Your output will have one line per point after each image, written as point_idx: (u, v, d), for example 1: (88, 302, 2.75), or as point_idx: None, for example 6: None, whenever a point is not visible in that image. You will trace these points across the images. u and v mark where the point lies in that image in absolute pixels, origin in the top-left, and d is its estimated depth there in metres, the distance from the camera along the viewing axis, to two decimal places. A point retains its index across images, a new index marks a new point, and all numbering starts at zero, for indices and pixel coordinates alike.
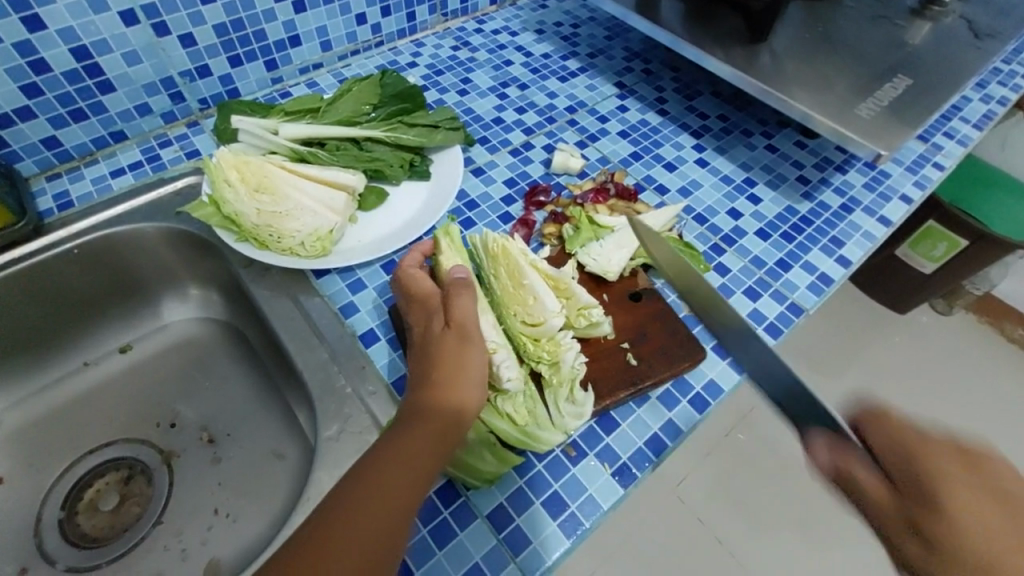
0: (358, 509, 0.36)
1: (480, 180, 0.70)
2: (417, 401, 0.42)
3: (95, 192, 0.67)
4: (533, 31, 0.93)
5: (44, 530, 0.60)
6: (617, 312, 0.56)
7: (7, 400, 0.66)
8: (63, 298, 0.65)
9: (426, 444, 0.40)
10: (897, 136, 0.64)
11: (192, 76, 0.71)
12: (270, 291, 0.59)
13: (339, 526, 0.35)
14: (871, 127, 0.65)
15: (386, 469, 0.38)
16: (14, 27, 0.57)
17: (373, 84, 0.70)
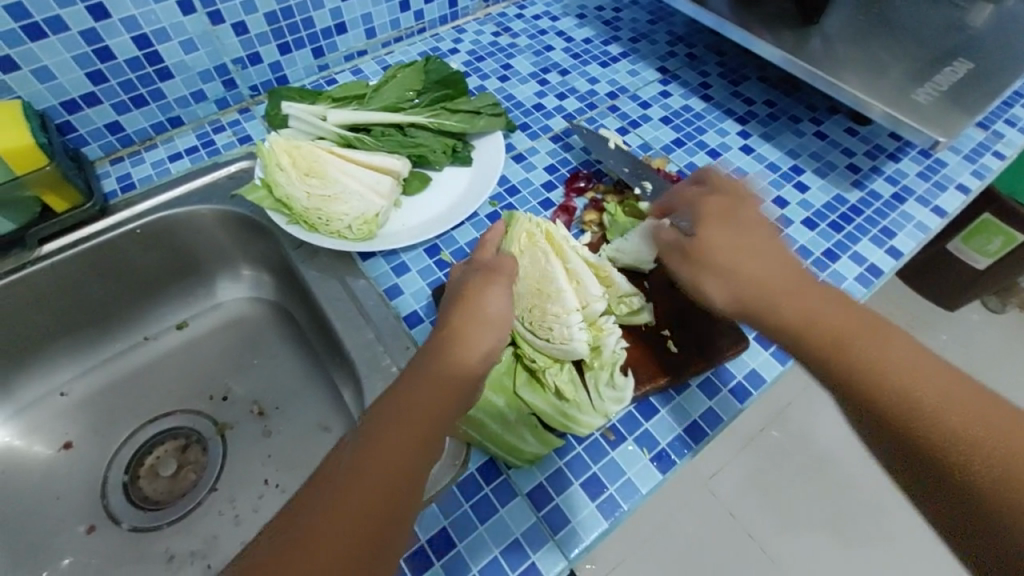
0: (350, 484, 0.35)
1: (521, 166, 0.70)
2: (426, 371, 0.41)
3: (155, 175, 0.70)
4: (574, 15, 0.92)
5: (110, 492, 0.65)
6: (659, 298, 0.56)
7: (76, 369, 0.71)
8: (126, 275, 0.69)
9: (429, 420, 0.38)
10: (956, 122, 0.61)
11: (243, 64, 0.74)
12: (319, 272, 0.61)
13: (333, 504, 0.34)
14: (929, 112, 0.62)
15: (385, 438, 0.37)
16: (82, 17, 0.60)
17: (417, 71, 0.71)
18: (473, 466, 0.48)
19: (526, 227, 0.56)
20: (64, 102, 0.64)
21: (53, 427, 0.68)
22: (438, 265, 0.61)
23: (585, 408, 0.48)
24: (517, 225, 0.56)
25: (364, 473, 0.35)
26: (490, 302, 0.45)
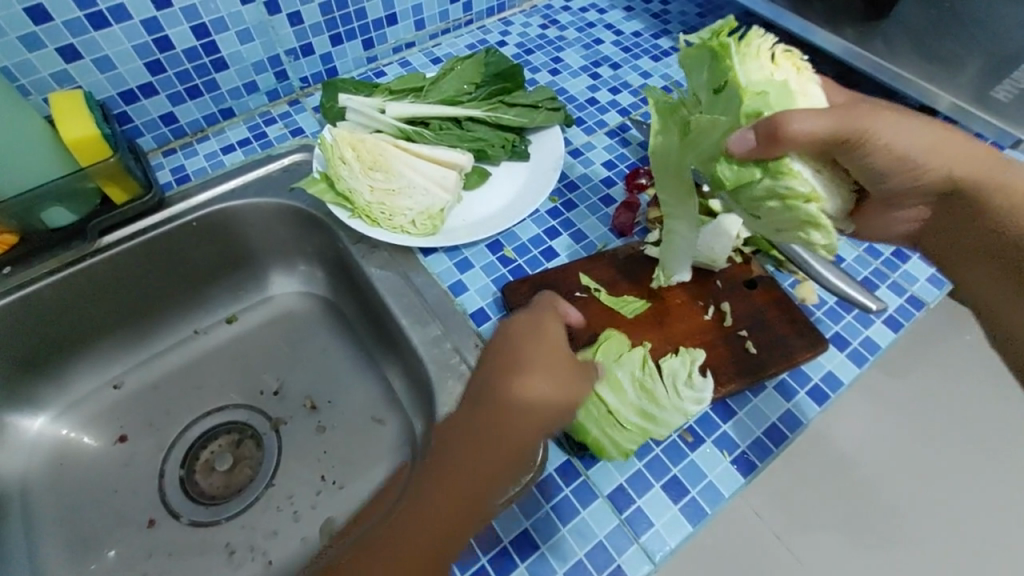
0: (428, 499, 0.41)
1: (578, 162, 0.69)
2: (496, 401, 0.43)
3: (209, 167, 0.69)
4: (622, 8, 0.91)
5: (168, 486, 0.64)
6: (732, 300, 0.54)
7: (129, 362, 0.71)
8: (180, 267, 0.68)
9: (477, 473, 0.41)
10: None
11: (296, 55, 0.73)
12: (380, 267, 0.60)
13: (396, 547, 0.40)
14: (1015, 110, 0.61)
15: (449, 491, 0.41)
16: (144, 5, 0.59)
17: (477, 62, 0.69)
18: (551, 466, 0.47)
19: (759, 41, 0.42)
20: (122, 92, 0.63)
21: (107, 420, 0.68)
22: (501, 261, 0.60)
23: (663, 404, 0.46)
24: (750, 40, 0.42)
25: (426, 509, 0.40)
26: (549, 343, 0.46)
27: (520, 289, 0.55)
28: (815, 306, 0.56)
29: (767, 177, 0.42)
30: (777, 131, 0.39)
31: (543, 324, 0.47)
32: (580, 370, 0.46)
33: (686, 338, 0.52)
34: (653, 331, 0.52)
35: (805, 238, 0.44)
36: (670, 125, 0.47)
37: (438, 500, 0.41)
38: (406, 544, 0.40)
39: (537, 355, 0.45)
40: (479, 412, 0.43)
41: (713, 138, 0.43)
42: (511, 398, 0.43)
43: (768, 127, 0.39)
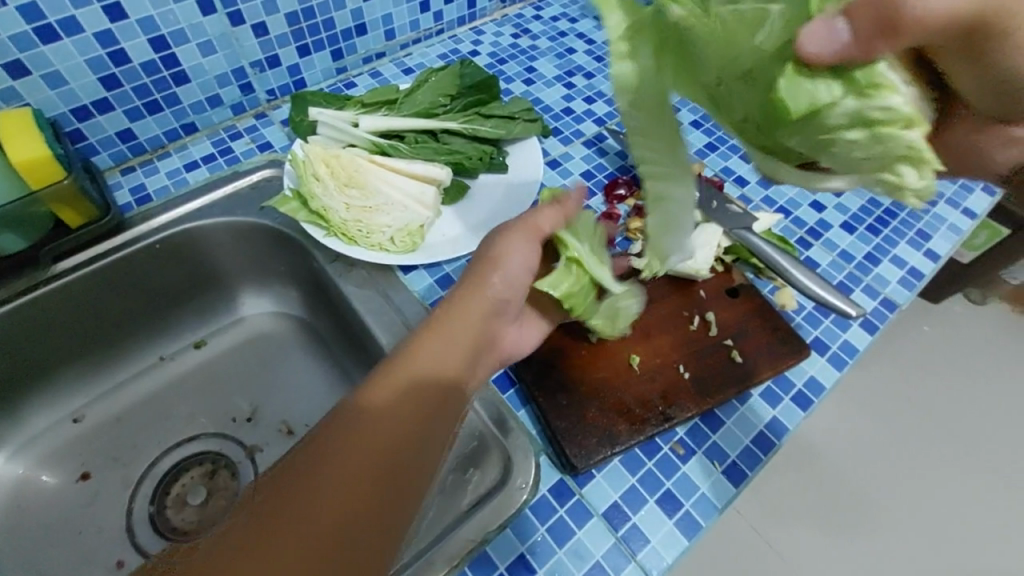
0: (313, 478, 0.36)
1: (556, 173, 0.69)
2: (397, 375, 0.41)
3: (172, 185, 0.66)
4: (592, 17, 0.91)
5: (135, 525, 0.60)
6: (716, 309, 0.54)
7: (90, 394, 0.67)
8: (143, 291, 0.65)
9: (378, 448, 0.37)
10: None
11: (262, 67, 0.70)
12: (359, 286, 0.58)
13: (269, 536, 0.33)
14: None
15: (339, 468, 0.36)
16: (97, 17, 0.55)
17: (451, 72, 0.68)
18: (544, 487, 0.46)
19: None
20: (74, 109, 0.60)
21: (67, 457, 0.64)
22: None
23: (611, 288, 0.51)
24: None
25: (308, 492, 0.35)
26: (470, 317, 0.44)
27: None
28: (794, 312, 0.57)
29: (849, 94, 0.26)
30: (892, 13, 0.23)
31: (469, 295, 0.46)
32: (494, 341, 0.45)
33: (672, 349, 0.52)
34: (640, 343, 0.52)
35: (895, 181, 0.30)
36: (642, 46, 0.31)
37: (355, 461, 0.36)
38: (279, 531, 0.33)
39: (456, 330, 0.44)
40: (379, 388, 0.40)
41: (756, 39, 0.27)
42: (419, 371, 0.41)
43: (877, 4, 0.23)
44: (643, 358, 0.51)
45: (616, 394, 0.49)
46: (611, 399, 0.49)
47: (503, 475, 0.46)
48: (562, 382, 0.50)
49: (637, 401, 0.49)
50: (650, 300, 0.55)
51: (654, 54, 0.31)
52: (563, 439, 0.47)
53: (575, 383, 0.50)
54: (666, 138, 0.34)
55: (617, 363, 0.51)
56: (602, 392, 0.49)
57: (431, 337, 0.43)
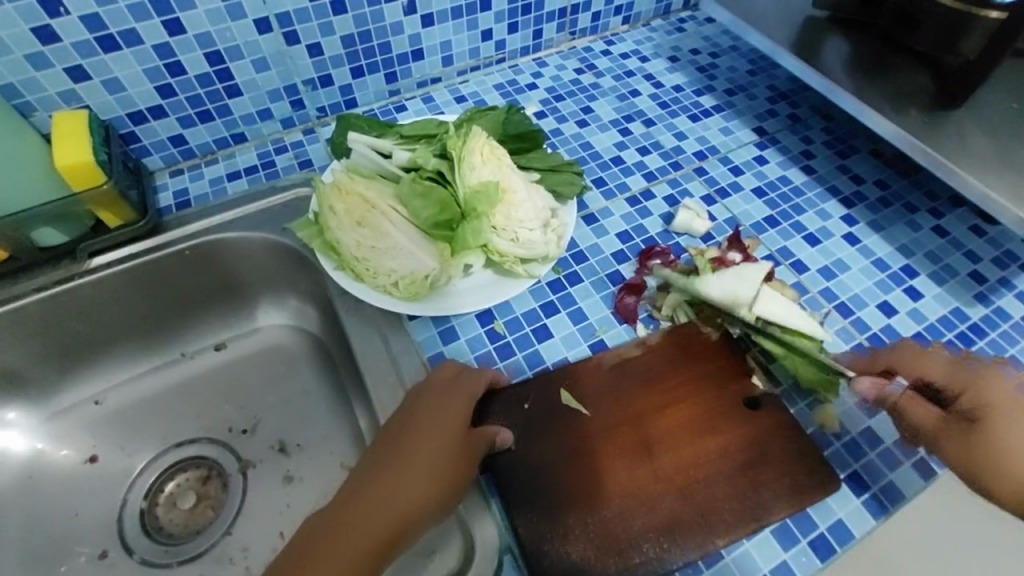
0: None
1: (591, 230, 0.64)
2: (163, 547, 0.61)
3: (211, 193, 0.67)
4: (666, 58, 0.85)
5: (127, 517, 0.62)
6: (730, 424, 0.48)
7: (111, 379, 0.69)
8: (171, 291, 0.66)
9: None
10: None
11: (314, 85, 0.71)
12: (362, 326, 0.57)
13: None
14: None
15: None
16: (157, 31, 0.58)
17: (500, 162, 0.57)
18: None
19: (481, 140, 0.58)
20: (130, 113, 0.63)
21: (82, 438, 0.67)
22: (489, 336, 0.56)
23: (510, 268, 0.56)
24: (477, 140, 0.58)
25: None
26: (208, 498, 0.64)
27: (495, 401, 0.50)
28: (833, 436, 0.50)
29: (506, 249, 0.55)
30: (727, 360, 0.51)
31: (197, 461, 0.66)
32: (256, 513, 0.62)
33: (677, 473, 0.46)
34: (639, 460, 0.47)
35: (529, 270, 0.57)
36: (426, 201, 0.56)
37: None
38: None
39: (168, 508, 0.64)
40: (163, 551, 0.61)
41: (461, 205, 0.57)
42: (191, 518, 0.63)
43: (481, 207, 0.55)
44: (641, 479, 0.46)
45: (607, 522, 0.44)
46: (601, 530, 0.44)
47: (463, 566, 0.44)
48: (546, 499, 0.45)
49: (631, 535, 0.43)
50: (657, 406, 0.49)
51: (465, 202, 0.56)
52: (541, 564, 0.42)
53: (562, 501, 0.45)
54: (441, 240, 0.56)
55: (607, 484, 0.46)
56: (590, 518, 0.44)
57: (164, 529, 0.63)
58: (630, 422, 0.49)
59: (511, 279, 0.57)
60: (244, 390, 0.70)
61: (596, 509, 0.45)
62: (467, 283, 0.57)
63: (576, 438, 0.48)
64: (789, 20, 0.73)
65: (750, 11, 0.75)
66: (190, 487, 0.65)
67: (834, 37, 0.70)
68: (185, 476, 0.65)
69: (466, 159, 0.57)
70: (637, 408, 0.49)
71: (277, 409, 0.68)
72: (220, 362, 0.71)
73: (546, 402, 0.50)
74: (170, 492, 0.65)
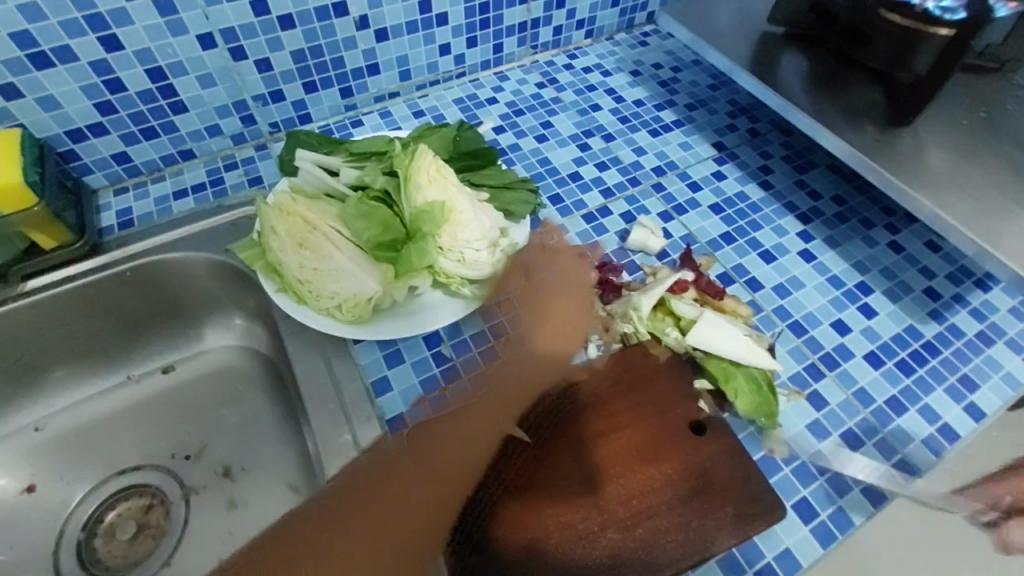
0: None
1: (546, 248, 0.63)
2: None
3: (156, 212, 0.66)
4: (629, 72, 0.84)
5: (63, 550, 0.60)
6: (674, 452, 0.47)
7: (50, 405, 0.66)
8: (112, 313, 0.64)
9: None
10: (1015, 233, 0.53)
11: (265, 100, 0.69)
12: (306, 350, 0.55)
13: None
14: (1017, 240, 0.53)
15: None
16: (92, 47, 0.56)
17: (446, 180, 0.56)
18: None
19: (428, 158, 0.57)
20: (68, 131, 0.61)
21: (17, 467, 0.64)
22: (436, 359, 0.54)
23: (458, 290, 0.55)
24: (424, 159, 0.57)
25: None
26: (150, 529, 0.62)
27: None
28: (783, 461, 0.49)
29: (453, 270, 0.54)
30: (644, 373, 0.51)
31: (140, 490, 0.64)
32: (198, 544, 0.60)
33: (620, 505, 0.45)
34: (582, 494, 0.45)
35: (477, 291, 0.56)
36: (371, 221, 0.55)
37: None
38: None
39: (107, 540, 0.61)
40: None
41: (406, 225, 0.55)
42: (131, 551, 0.61)
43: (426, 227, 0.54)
44: (586, 516, 0.44)
45: (552, 565, 0.42)
46: (540, 568, 0.42)
47: None
48: (485, 544, 0.43)
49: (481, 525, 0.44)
50: (599, 435, 0.48)
51: (410, 223, 0.55)
52: None
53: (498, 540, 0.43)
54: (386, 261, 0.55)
55: (549, 526, 0.44)
56: (533, 566, 0.42)
57: (102, 563, 0.60)
58: (572, 456, 0.47)
59: (460, 300, 0.56)
60: (191, 414, 0.67)
61: (540, 552, 0.43)
62: (413, 305, 0.56)
63: (515, 476, 0.46)
64: (746, 36, 0.73)
65: (707, 28, 0.74)
66: (132, 518, 0.62)
67: (790, 53, 0.70)
68: (127, 505, 0.63)
69: (412, 178, 0.56)
70: (579, 439, 0.48)
71: (225, 433, 0.66)
72: (167, 386, 0.69)
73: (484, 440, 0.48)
74: (110, 523, 0.62)
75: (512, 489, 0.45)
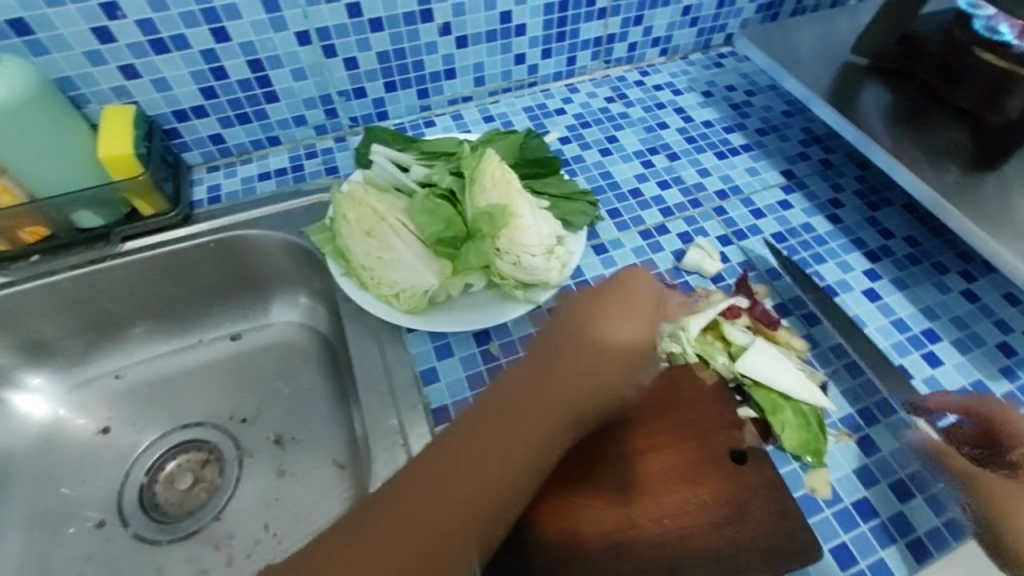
0: None
1: (599, 260, 0.63)
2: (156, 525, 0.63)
3: (242, 191, 0.71)
4: (700, 92, 0.84)
5: (128, 490, 0.65)
6: (710, 476, 0.47)
7: (132, 356, 0.73)
8: (193, 280, 0.70)
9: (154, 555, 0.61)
10: None
11: (348, 96, 0.74)
12: (362, 334, 0.58)
13: None
14: None
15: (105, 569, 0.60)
16: (204, 37, 0.62)
17: (509, 184, 0.58)
18: None
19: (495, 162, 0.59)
20: (175, 111, 0.67)
21: (97, 409, 0.70)
22: (482, 357, 0.56)
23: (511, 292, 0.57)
24: (492, 163, 0.59)
25: None
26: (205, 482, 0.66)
27: None
28: (824, 501, 0.48)
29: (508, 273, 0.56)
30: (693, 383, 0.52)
31: (200, 445, 0.69)
32: (245, 505, 0.64)
33: (652, 522, 0.45)
34: (613, 505, 0.46)
35: (529, 295, 0.57)
36: (435, 218, 0.58)
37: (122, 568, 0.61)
38: None
39: (166, 488, 0.66)
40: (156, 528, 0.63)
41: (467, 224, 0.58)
42: (186, 502, 0.65)
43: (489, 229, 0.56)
44: (615, 528, 0.45)
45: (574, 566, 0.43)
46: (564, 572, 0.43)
47: None
48: (514, 539, 0.45)
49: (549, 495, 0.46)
50: (635, 450, 0.49)
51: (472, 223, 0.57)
52: None
53: (527, 539, 0.44)
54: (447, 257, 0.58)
55: (578, 532, 0.45)
56: (560, 568, 0.43)
57: (159, 508, 0.65)
58: (607, 468, 0.48)
59: (512, 302, 0.57)
60: (251, 381, 0.72)
61: (567, 557, 0.44)
62: (466, 303, 0.58)
63: (550, 479, 0.47)
64: (826, 65, 0.71)
65: (785, 54, 0.73)
66: (190, 470, 0.67)
67: (872, 86, 0.68)
68: (187, 458, 0.68)
69: (477, 180, 0.58)
70: (617, 450, 0.49)
71: (280, 404, 0.70)
72: (232, 353, 0.74)
73: None
74: (169, 473, 0.67)
75: (545, 491, 0.46)
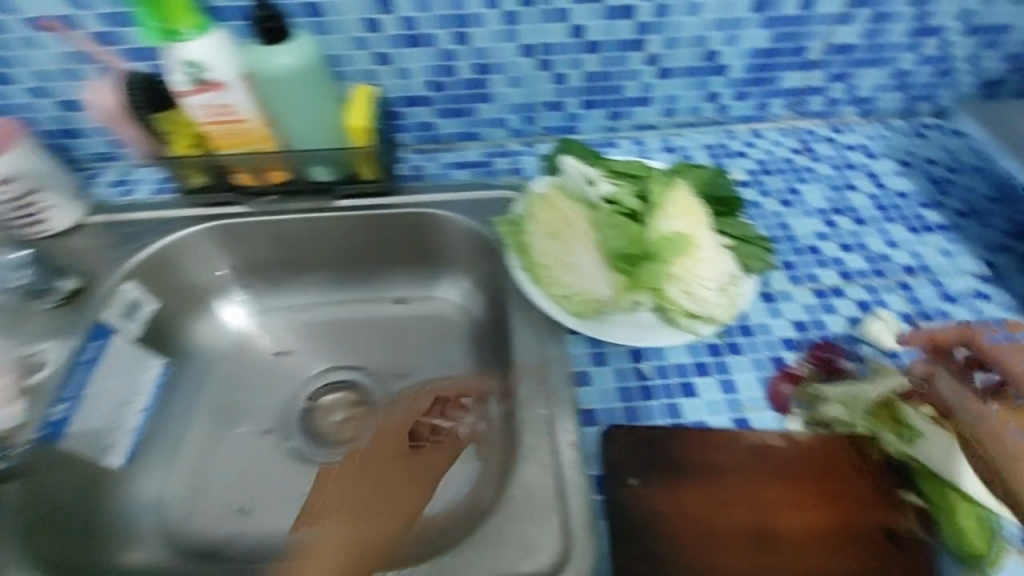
0: None
1: (767, 308, 0.63)
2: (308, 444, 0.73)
3: (437, 175, 0.79)
4: (898, 160, 0.80)
5: (291, 409, 0.75)
6: (864, 549, 0.47)
7: (312, 295, 0.82)
8: (381, 243, 0.79)
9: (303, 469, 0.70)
10: None
11: (547, 108, 0.79)
12: (526, 324, 0.63)
13: None
14: None
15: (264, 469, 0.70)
16: (448, 38, 0.71)
17: (696, 216, 0.59)
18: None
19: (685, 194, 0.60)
20: (403, 96, 0.77)
21: (278, 333, 0.81)
22: (636, 374, 0.58)
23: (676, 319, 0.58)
24: (681, 194, 0.60)
25: None
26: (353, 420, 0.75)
27: (627, 440, 0.52)
28: None
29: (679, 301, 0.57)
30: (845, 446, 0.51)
31: (354, 387, 0.78)
32: None
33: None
34: (758, 549, 0.47)
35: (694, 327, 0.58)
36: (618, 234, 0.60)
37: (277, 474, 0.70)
38: None
39: (321, 415, 0.75)
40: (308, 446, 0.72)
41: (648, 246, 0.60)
42: (335, 432, 0.74)
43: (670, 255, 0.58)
44: (752, 570, 0.46)
45: None
46: None
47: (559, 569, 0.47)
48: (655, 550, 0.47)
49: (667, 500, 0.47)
50: (790, 504, 0.49)
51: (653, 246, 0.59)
52: None
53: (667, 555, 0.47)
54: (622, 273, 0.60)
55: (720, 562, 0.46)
56: None
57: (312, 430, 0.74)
58: (760, 511, 0.49)
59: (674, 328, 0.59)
60: (405, 343, 0.80)
61: None
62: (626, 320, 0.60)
63: (704, 507, 0.49)
64: None
65: (1014, 137, 0.68)
66: (342, 406, 0.76)
67: None
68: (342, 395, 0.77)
69: (662, 206, 0.59)
70: (766, 497, 0.49)
71: (427, 370, 0.78)
72: (393, 313, 0.82)
73: (703, 461, 0.51)
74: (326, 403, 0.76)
75: (695, 514, 0.48)
